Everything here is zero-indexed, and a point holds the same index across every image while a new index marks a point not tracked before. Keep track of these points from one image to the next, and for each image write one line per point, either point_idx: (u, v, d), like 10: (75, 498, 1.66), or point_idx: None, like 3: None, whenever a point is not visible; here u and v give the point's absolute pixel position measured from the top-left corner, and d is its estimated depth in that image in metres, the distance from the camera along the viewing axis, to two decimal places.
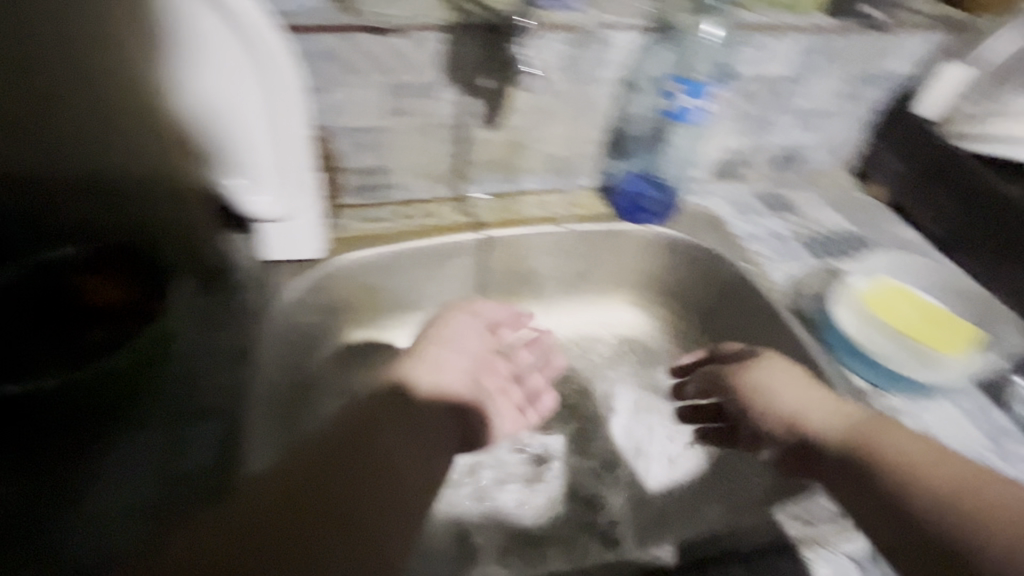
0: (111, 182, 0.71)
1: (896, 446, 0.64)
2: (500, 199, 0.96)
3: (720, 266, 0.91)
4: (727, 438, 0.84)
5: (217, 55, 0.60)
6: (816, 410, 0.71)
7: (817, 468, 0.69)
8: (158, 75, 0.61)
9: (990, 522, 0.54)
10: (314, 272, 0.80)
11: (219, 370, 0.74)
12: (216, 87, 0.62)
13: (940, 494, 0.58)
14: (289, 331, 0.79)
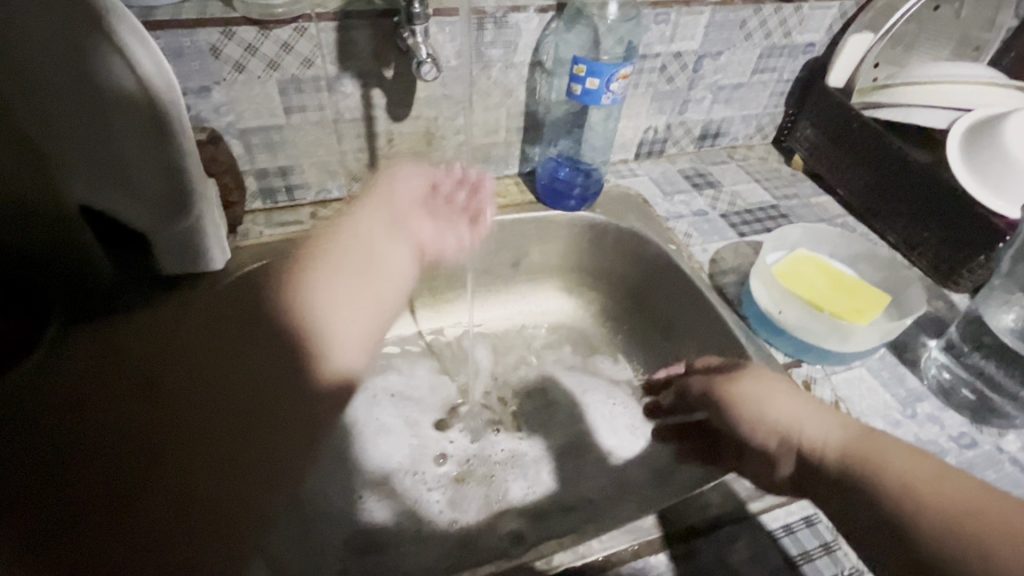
0: None
1: (897, 462, 0.56)
2: None
3: (644, 248, 0.90)
4: (706, 454, 0.74)
5: (87, 71, 0.55)
6: (812, 419, 0.62)
7: (808, 485, 0.61)
8: (24, 98, 0.55)
9: (979, 530, 0.49)
10: (216, 285, 0.76)
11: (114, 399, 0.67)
12: (89, 105, 0.57)
13: (941, 517, 0.51)
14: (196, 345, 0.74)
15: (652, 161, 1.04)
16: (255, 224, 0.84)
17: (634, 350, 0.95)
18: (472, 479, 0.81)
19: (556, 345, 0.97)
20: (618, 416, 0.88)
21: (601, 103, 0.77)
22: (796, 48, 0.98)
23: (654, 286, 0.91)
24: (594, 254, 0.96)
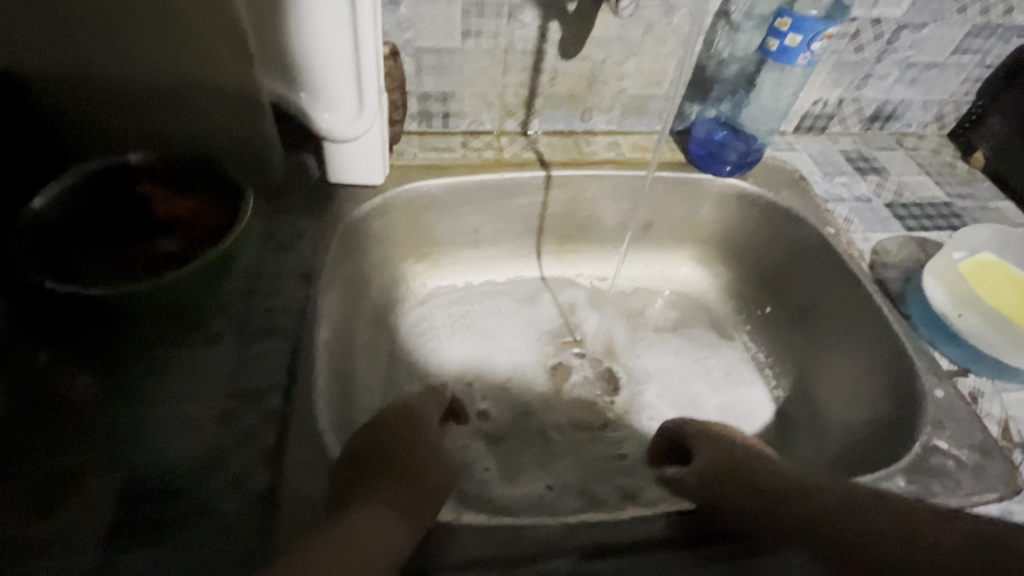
0: (175, 89, 0.68)
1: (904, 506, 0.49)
2: (567, 136, 0.91)
3: (798, 227, 0.85)
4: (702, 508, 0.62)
5: None
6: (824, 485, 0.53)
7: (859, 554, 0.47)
8: None
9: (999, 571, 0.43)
10: (375, 199, 0.77)
11: (283, 284, 0.64)
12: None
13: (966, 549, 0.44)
14: (350, 248, 0.75)
15: (812, 136, 0.97)
16: (409, 145, 0.85)
17: (762, 332, 0.91)
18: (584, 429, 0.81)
19: (678, 315, 0.95)
20: (738, 396, 0.85)
21: (796, 62, 0.73)
22: (1009, 30, 0.87)
23: (799, 270, 0.86)
24: (738, 225, 0.91)
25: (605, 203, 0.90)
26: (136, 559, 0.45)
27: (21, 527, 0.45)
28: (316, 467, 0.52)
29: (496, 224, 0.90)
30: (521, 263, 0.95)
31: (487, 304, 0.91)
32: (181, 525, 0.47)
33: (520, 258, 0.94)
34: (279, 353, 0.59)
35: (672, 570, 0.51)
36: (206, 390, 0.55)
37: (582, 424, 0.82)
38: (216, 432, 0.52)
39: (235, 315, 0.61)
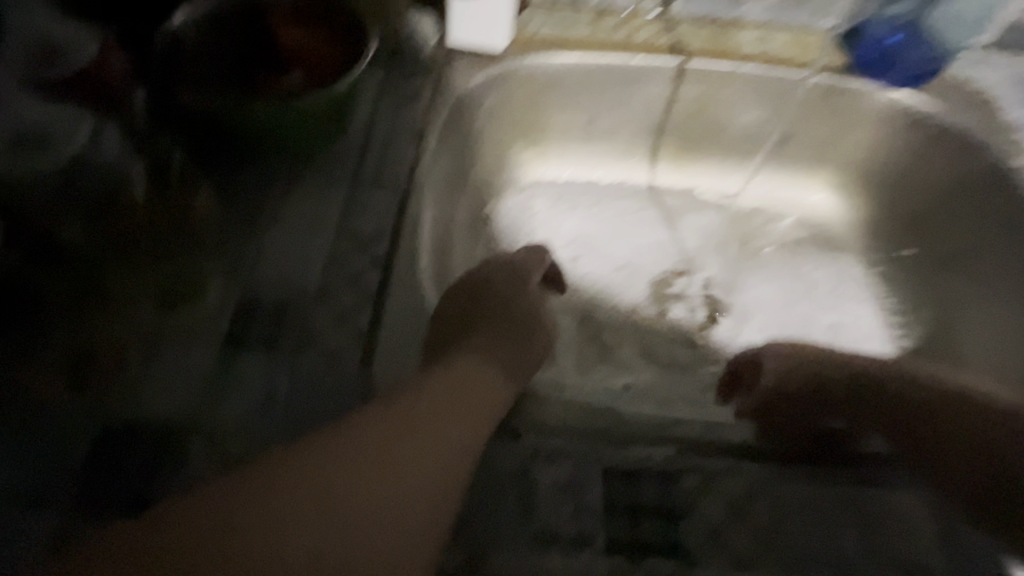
0: None
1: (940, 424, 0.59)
2: (712, 24, 0.78)
3: (978, 158, 0.72)
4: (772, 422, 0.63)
5: None
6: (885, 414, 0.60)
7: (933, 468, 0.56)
8: None
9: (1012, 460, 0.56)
10: (491, 67, 0.71)
11: (394, 139, 0.62)
12: None
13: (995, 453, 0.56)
14: (462, 117, 0.71)
15: None
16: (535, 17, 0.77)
17: (894, 277, 0.82)
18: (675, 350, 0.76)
19: (798, 247, 0.86)
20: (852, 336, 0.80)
21: None
22: None
23: (964, 207, 0.74)
24: (895, 152, 0.79)
25: (740, 109, 0.80)
26: (248, 366, 0.47)
27: (151, 316, 0.47)
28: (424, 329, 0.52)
29: (615, 118, 0.82)
30: (632, 167, 0.87)
31: (592, 206, 0.85)
32: (291, 346, 0.48)
33: (633, 160, 0.87)
34: (389, 204, 0.58)
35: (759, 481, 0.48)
36: (319, 227, 0.55)
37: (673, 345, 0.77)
38: (326, 270, 0.53)
39: (348, 162, 0.59)
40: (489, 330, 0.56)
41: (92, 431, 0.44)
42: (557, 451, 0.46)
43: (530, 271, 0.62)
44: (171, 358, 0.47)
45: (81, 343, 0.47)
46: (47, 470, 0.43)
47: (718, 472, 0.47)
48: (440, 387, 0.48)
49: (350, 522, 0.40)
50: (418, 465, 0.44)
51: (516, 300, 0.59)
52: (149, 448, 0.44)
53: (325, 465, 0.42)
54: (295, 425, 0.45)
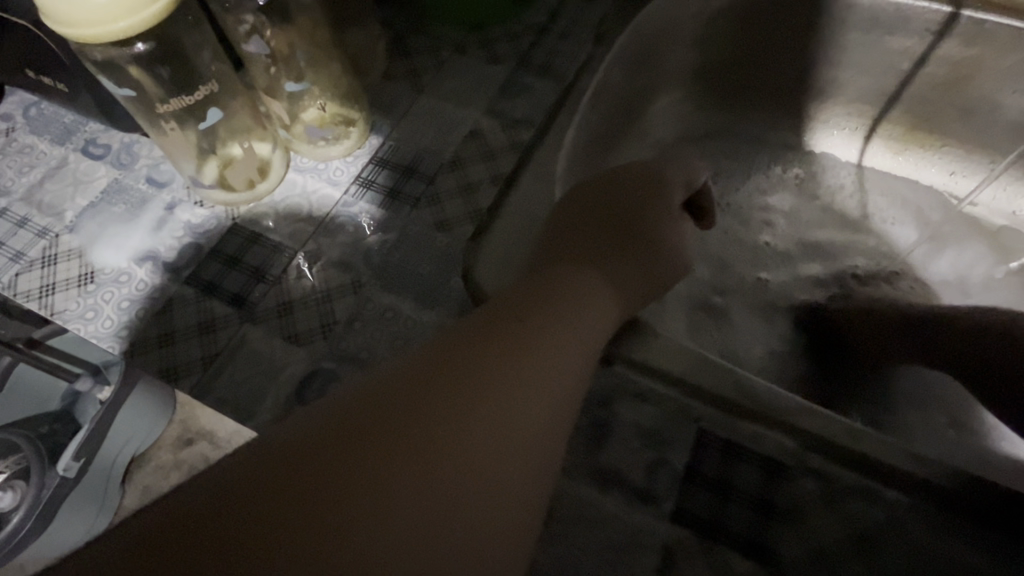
0: None
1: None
2: None
3: None
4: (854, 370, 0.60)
5: None
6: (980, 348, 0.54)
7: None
8: None
9: None
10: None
11: (577, 36, 0.57)
12: None
13: None
14: (651, 35, 0.57)
15: None
16: None
17: None
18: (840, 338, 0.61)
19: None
20: None
21: None
22: None
23: None
24: None
25: (1012, 91, 0.59)
26: (367, 211, 0.47)
27: (303, 149, 0.49)
28: (551, 239, 0.43)
29: (834, 66, 0.64)
30: (843, 141, 0.72)
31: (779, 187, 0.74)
32: (414, 201, 0.47)
33: (845, 130, 0.71)
34: (549, 95, 0.53)
35: (892, 539, 0.35)
36: (477, 98, 0.53)
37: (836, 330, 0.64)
38: (470, 142, 0.50)
39: (522, 44, 0.56)
40: (616, 251, 0.42)
41: (227, 225, 0.46)
42: (651, 394, 0.39)
43: (675, 187, 0.46)
44: (310, 186, 0.48)
45: (229, 151, 0.48)
46: (176, 247, 0.45)
47: (847, 490, 0.36)
48: (566, 298, 0.37)
49: (522, 441, 0.30)
50: (533, 395, 0.31)
51: (644, 201, 0.44)
52: (262, 255, 0.45)
53: (445, 382, 0.30)
54: (392, 277, 0.44)
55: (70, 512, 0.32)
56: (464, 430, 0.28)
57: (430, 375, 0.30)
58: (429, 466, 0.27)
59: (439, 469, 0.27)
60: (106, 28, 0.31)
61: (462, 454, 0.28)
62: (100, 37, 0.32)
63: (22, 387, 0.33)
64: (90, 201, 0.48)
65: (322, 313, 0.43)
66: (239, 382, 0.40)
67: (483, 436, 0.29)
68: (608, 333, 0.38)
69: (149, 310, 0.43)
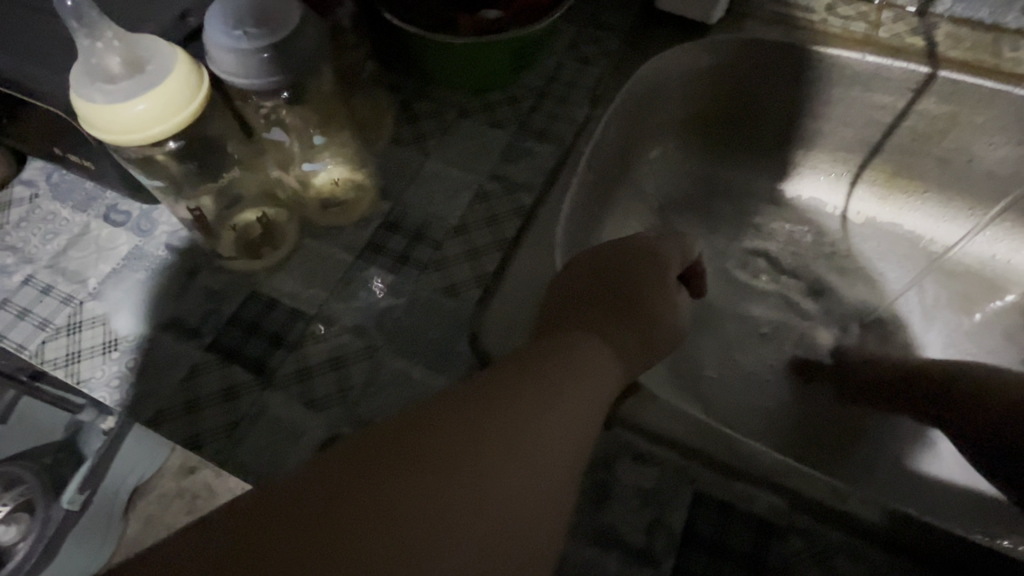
0: None
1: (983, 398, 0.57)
2: (990, 31, 0.60)
3: None
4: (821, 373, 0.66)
5: None
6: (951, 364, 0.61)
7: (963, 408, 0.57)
8: None
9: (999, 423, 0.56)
10: (680, 52, 0.62)
11: (571, 98, 0.59)
12: None
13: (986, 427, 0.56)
14: (641, 93, 0.62)
15: None
16: None
17: None
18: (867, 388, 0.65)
19: (1004, 338, 0.69)
20: None
21: None
22: None
23: None
24: None
25: (1000, 143, 0.61)
26: (379, 275, 0.49)
27: (314, 218, 0.52)
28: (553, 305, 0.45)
29: (823, 120, 0.67)
30: (828, 185, 0.74)
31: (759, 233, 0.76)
32: (421, 266, 0.50)
33: (831, 176, 0.73)
34: (549, 158, 0.56)
35: None
36: (477, 161, 0.55)
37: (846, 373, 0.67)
38: (473, 208, 0.53)
39: (522, 108, 0.59)
40: (613, 317, 0.44)
41: (245, 292, 0.48)
42: (648, 454, 0.42)
43: (671, 261, 0.49)
44: (323, 253, 0.50)
45: (245, 217, 0.51)
46: (198, 313, 0.48)
47: (836, 549, 0.39)
48: (577, 358, 0.40)
49: (524, 515, 0.32)
50: (536, 468, 0.33)
51: (641, 274, 0.47)
52: (282, 321, 0.47)
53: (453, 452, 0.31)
54: (402, 343, 0.46)
55: (77, 541, 0.39)
56: (495, 467, 0.32)
57: (477, 407, 0.34)
58: (463, 497, 0.30)
59: (471, 501, 0.30)
60: (183, 109, 0.34)
61: (491, 487, 0.31)
62: (169, 131, 0.34)
63: (29, 423, 0.42)
64: (113, 267, 0.50)
65: (338, 379, 0.45)
66: (261, 448, 0.42)
67: (509, 475, 0.32)
68: (608, 398, 0.40)
69: (172, 378, 0.45)
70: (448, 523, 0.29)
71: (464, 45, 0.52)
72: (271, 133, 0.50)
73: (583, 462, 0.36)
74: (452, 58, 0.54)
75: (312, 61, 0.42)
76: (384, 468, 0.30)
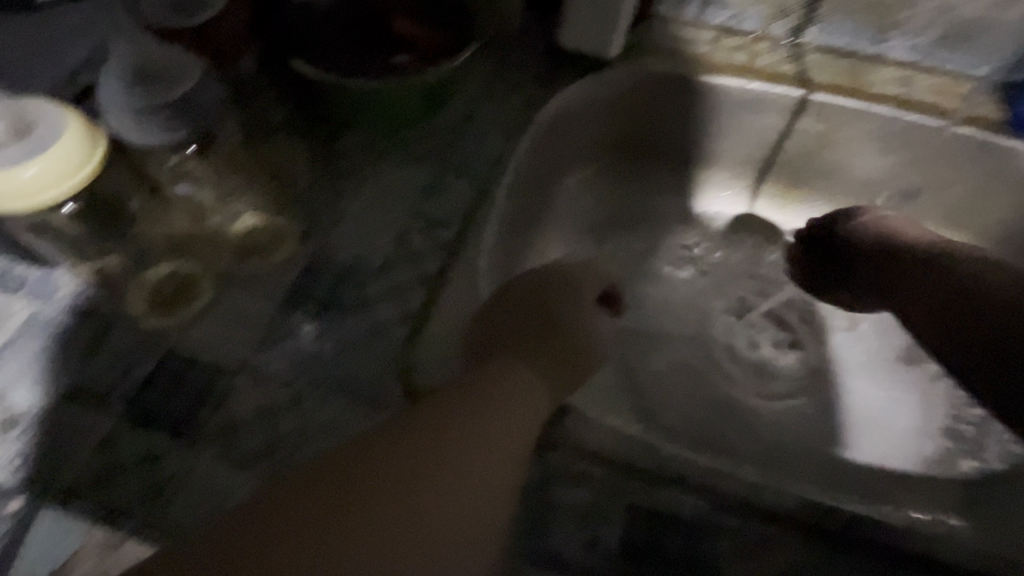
0: None
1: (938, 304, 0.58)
2: (847, 58, 0.70)
3: None
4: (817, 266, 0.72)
5: None
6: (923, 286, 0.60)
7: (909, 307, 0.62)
8: None
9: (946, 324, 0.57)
10: (586, 85, 0.67)
11: (485, 134, 0.61)
12: None
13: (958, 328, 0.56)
14: (552, 128, 0.66)
15: None
16: (653, 24, 0.69)
17: None
18: (788, 389, 0.70)
19: None
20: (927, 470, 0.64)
21: None
22: None
23: None
24: None
25: (863, 152, 0.71)
26: (304, 321, 0.49)
27: (230, 265, 0.50)
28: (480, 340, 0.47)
29: (718, 140, 0.74)
30: (730, 200, 0.79)
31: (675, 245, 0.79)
32: (346, 310, 0.49)
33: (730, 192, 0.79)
34: (466, 193, 0.57)
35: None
36: (395, 200, 0.56)
37: (765, 378, 0.71)
38: (396, 246, 0.53)
39: (439, 144, 0.60)
40: (538, 344, 0.46)
41: (159, 350, 0.46)
42: (584, 473, 0.43)
43: (590, 286, 0.51)
44: (241, 304, 0.49)
45: (157, 276, 0.49)
46: (106, 381, 0.45)
47: (760, 542, 0.42)
48: (504, 384, 0.41)
49: (457, 546, 0.32)
50: (469, 499, 0.33)
51: (562, 302, 0.49)
52: (203, 378, 0.46)
53: (379, 488, 0.31)
54: (333, 390, 0.46)
55: None
56: (424, 500, 0.32)
57: (402, 440, 0.34)
58: (390, 535, 0.30)
59: (399, 536, 0.30)
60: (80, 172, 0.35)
61: (418, 519, 0.31)
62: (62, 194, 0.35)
63: None
64: (7, 339, 0.47)
65: (266, 434, 0.44)
66: (188, 511, 0.41)
67: (442, 506, 0.32)
68: (539, 422, 0.41)
69: (84, 450, 0.42)
70: (377, 558, 0.29)
71: (380, 88, 0.54)
72: (177, 188, 0.51)
73: (519, 486, 0.36)
74: (362, 104, 0.55)
75: (220, 113, 0.42)
76: (307, 515, 0.29)
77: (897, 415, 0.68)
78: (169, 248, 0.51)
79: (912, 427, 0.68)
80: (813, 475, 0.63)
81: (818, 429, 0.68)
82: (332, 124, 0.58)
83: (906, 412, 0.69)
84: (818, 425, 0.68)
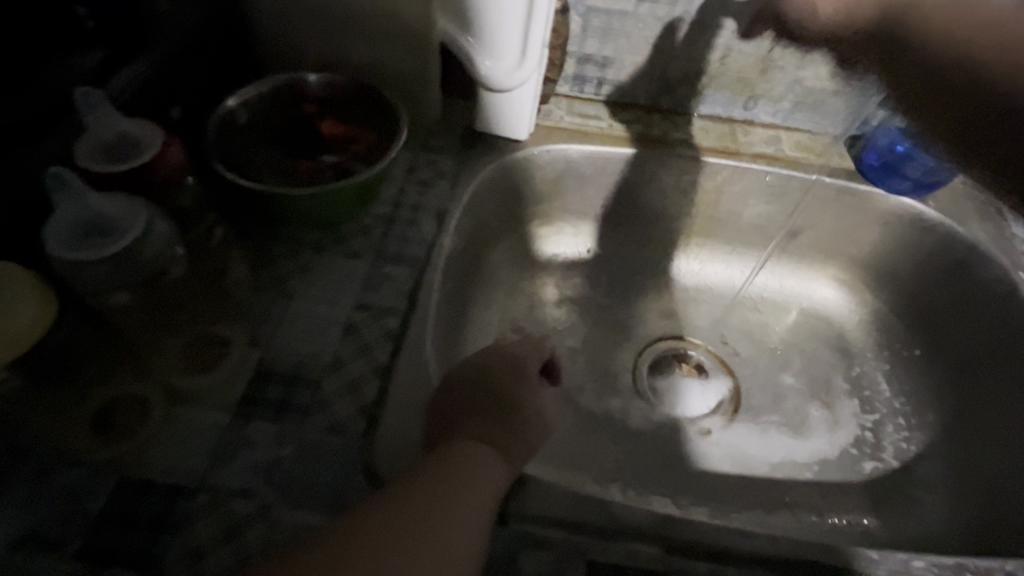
0: (337, 42, 0.67)
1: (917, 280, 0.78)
2: (725, 123, 0.83)
3: (973, 267, 0.74)
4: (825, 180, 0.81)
5: None
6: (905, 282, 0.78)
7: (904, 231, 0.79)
8: None
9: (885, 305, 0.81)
10: (504, 163, 0.74)
11: (418, 220, 0.66)
12: None
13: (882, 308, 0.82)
14: (478, 206, 0.72)
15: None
16: (557, 107, 0.81)
17: (902, 376, 0.79)
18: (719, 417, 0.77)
19: (806, 343, 0.83)
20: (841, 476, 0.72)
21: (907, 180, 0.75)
22: None
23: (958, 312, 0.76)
24: (906, 251, 0.80)
25: (753, 203, 0.81)
26: (261, 427, 0.50)
27: (179, 380, 0.51)
28: (436, 422, 0.50)
29: (630, 201, 0.82)
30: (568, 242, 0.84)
31: (606, 293, 0.84)
32: (302, 411, 0.51)
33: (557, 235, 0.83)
34: (407, 280, 0.61)
35: None
36: (339, 293, 0.59)
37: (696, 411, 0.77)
38: (346, 338, 0.56)
39: (373, 236, 0.64)
40: (491, 419, 0.49)
41: (113, 480, 0.46)
42: (544, 540, 0.47)
43: (531, 359, 0.56)
44: (195, 419, 0.50)
45: (101, 404, 0.49)
46: (60, 520, 0.44)
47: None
48: (460, 461, 0.44)
49: None
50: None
51: (508, 376, 0.53)
52: (160, 504, 0.46)
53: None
54: (297, 494, 0.47)
55: None
56: None
57: (336, 532, 0.37)
58: None
59: None
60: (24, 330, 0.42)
61: None
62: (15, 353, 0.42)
63: None
64: None
65: (233, 550, 0.44)
66: None
67: None
68: (496, 495, 0.44)
69: None
70: None
71: (317, 194, 0.57)
72: None
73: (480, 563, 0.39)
74: (296, 204, 0.58)
75: None
76: None
77: (807, 436, 0.76)
78: (114, 372, 0.51)
79: (821, 446, 0.75)
80: (748, 496, 0.70)
81: (751, 452, 0.74)
82: (272, 226, 0.61)
83: (814, 433, 0.76)
84: (747, 450, 0.74)
